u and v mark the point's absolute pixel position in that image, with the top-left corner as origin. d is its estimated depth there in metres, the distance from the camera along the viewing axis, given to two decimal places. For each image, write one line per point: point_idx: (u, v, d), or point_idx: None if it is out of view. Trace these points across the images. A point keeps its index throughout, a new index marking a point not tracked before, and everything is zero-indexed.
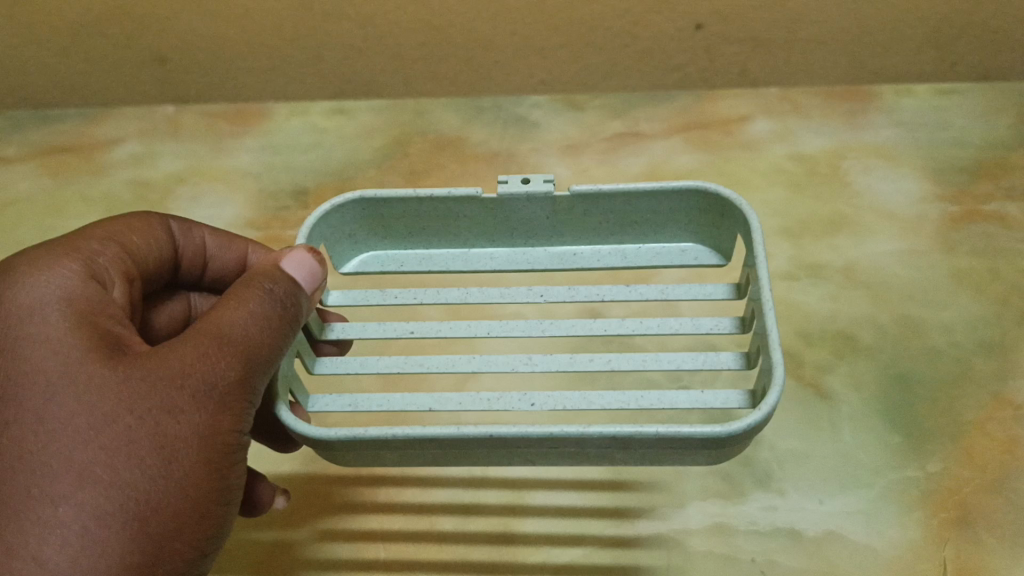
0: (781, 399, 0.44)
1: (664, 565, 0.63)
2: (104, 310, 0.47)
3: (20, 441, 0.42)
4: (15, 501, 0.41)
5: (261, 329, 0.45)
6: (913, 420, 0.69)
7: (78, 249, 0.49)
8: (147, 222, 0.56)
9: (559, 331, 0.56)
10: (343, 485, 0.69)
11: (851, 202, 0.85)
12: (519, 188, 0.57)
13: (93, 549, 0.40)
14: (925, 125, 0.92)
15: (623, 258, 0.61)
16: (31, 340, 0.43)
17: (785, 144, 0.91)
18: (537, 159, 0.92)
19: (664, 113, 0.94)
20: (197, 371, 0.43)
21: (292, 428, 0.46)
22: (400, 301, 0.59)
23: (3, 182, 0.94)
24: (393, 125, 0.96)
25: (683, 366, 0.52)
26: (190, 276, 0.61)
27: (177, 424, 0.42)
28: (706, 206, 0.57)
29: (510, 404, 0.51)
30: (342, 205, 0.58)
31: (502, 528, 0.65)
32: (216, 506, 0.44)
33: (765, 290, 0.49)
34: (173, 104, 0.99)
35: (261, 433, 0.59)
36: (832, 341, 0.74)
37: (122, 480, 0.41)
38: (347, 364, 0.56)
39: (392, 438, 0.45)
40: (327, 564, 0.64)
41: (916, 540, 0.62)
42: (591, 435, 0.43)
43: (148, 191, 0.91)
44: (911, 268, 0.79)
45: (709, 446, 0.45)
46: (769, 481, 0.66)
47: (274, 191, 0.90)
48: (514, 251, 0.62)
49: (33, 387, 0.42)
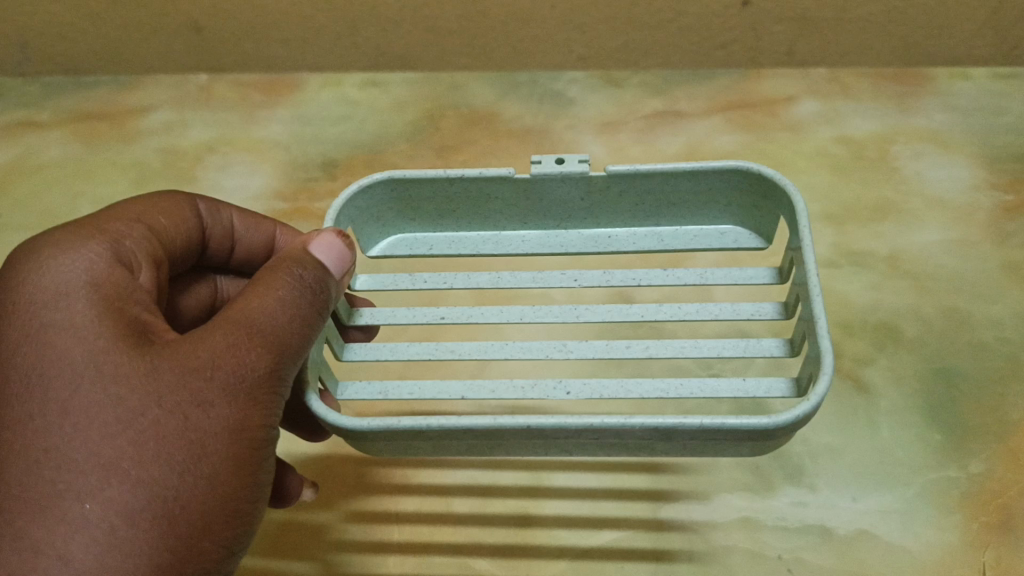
0: (830, 389, 0.42)
1: (688, 557, 0.60)
2: (131, 294, 0.45)
3: (44, 433, 0.40)
4: (39, 496, 0.40)
5: (290, 318, 0.44)
6: (956, 417, 0.66)
7: (104, 231, 0.47)
8: (175, 203, 0.54)
9: (595, 317, 0.54)
10: (359, 464, 0.67)
11: (899, 188, 0.81)
12: (553, 168, 0.55)
13: (121, 548, 0.39)
14: (981, 110, 0.87)
15: (659, 241, 0.58)
16: (56, 327, 0.42)
17: (832, 126, 0.88)
18: (572, 136, 0.89)
19: (706, 92, 0.91)
20: (227, 362, 0.42)
21: (323, 419, 0.45)
22: (429, 285, 0.58)
23: (35, 147, 0.94)
24: (426, 98, 0.94)
25: (724, 352, 0.51)
26: (217, 259, 0.59)
27: (206, 418, 0.41)
28: (749, 186, 0.54)
29: (545, 393, 0.49)
30: (369, 187, 0.56)
31: (521, 513, 0.64)
32: (245, 503, 0.43)
33: (811, 274, 0.46)
34: (206, 73, 0.98)
35: (288, 420, 0.58)
36: (873, 332, 0.71)
37: (150, 476, 0.40)
38: (376, 351, 0.55)
39: (427, 429, 0.44)
40: (341, 546, 0.63)
41: (955, 544, 0.59)
42: (631, 426, 0.42)
43: (177, 159, 0.90)
44: (960, 258, 0.76)
45: (756, 438, 0.43)
46: (801, 476, 0.63)
47: (303, 162, 0.88)
48: (547, 233, 0.60)
49: (58, 377, 0.41)
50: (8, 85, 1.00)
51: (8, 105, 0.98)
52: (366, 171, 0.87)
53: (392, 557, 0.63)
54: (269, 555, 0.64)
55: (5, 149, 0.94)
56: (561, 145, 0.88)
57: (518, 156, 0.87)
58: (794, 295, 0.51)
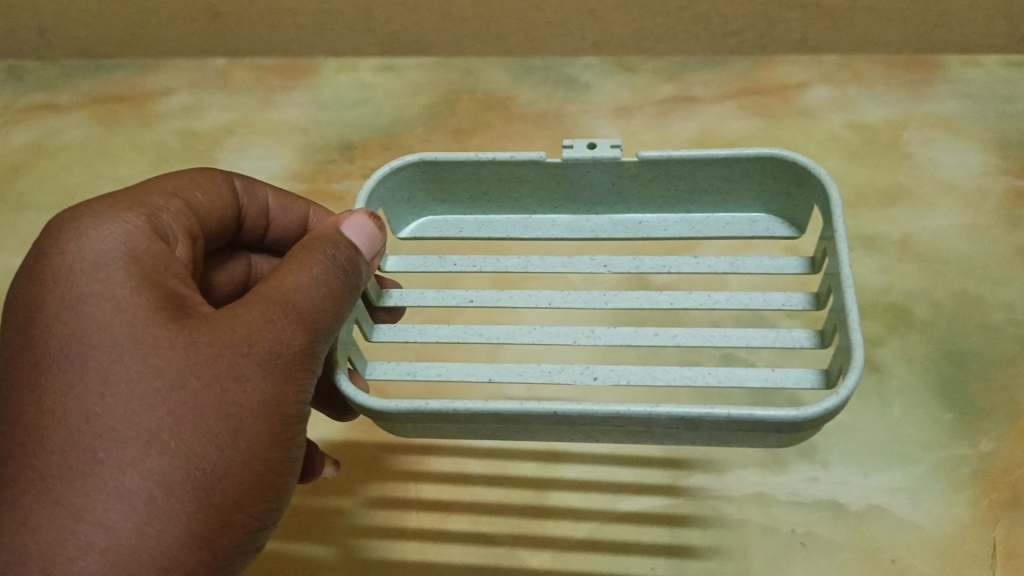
0: (859, 382, 0.43)
1: (702, 531, 0.62)
2: (168, 268, 0.46)
3: (85, 402, 0.41)
4: (80, 463, 0.40)
5: (323, 296, 0.45)
6: (966, 397, 0.66)
7: (141, 205, 0.48)
8: (212, 179, 0.54)
9: (623, 303, 0.55)
10: (379, 440, 0.69)
11: (911, 174, 0.82)
12: (585, 152, 0.55)
13: (160, 516, 0.40)
14: (993, 97, 0.88)
15: (690, 228, 0.59)
16: (96, 298, 0.42)
17: (844, 112, 0.88)
18: (587, 120, 0.90)
19: (719, 78, 0.92)
20: (263, 337, 0.43)
21: (351, 398, 0.46)
22: (458, 268, 0.59)
23: (55, 129, 0.95)
24: (441, 82, 0.95)
25: (752, 342, 0.51)
26: (251, 237, 0.59)
27: (244, 391, 0.42)
28: (782, 174, 0.55)
29: (572, 377, 0.50)
30: (401, 169, 0.56)
31: (540, 484, 0.65)
32: (277, 477, 0.44)
33: (844, 265, 0.47)
34: (224, 57, 0.99)
35: (319, 400, 0.59)
36: (885, 314, 0.72)
37: (189, 448, 0.41)
38: (404, 332, 0.55)
39: (454, 413, 0.44)
40: (364, 531, 0.64)
41: (965, 520, 0.60)
42: (659, 415, 0.42)
43: (196, 141, 0.92)
44: (971, 242, 0.76)
45: (781, 429, 0.43)
46: (813, 453, 0.64)
47: (320, 145, 0.89)
48: (577, 218, 0.60)
49: (98, 347, 0.41)
50: (29, 68, 1.02)
51: (29, 87, 1.00)
52: (383, 154, 0.88)
53: (411, 541, 0.64)
54: (286, 537, 0.65)
55: (26, 130, 0.95)
56: (576, 129, 0.89)
57: (533, 140, 0.88)
58: (826, 286, 0.52)
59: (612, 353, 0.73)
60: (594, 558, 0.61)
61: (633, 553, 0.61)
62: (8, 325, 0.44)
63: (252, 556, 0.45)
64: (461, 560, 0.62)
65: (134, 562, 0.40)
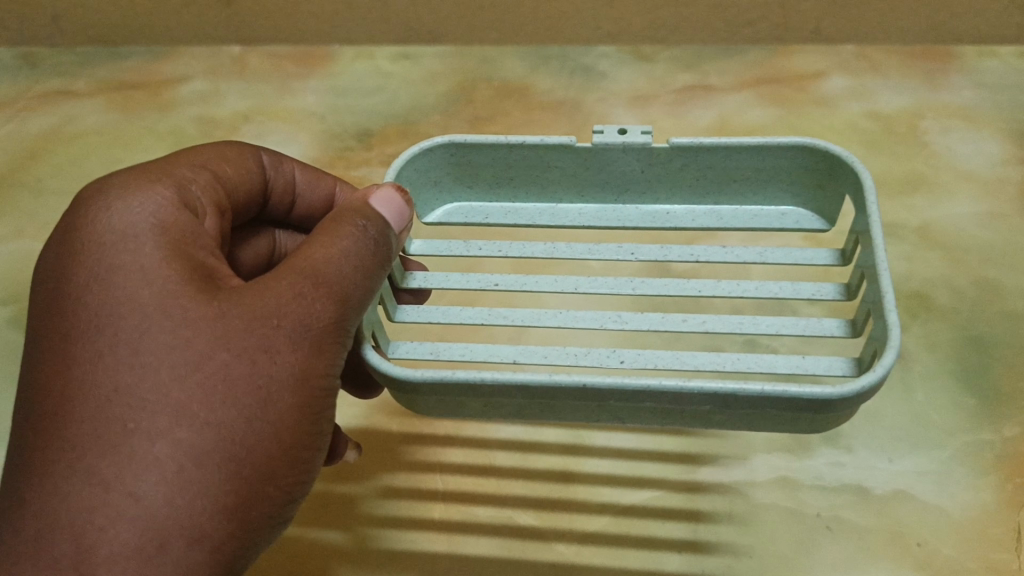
0: (896, 362, 0.42)
1: (728, 515, 0.62)
2: (197, 240, 0.44)
3: (114, 372, 0.40)
4: (109, 433, 0.39)
5: (354, 268, 0.43)
6: (989, 384, 0.67)
7: (170, 176, 0.47)
8: (239, 153, 0.53)
9: (650, 290, 0.53)
10: (404, 426, 0.69)
11: (929, 162, 0.82)
12: (615, 138, 0.55)
13: (189, 488, 0.39)
14: (1009, 86, 0.88)
15: (718, 220, 0.59)
16: (125, 269, 0.41)
17: (861, 101, 0.88)
18: (604, 108, 0.90)
19: (736, 67, 0.92)
20: (294, 310, 0.41)
21: (374, 367, 0.45)
22: (484, 252, 0.57)
23: (72, 116, 0.95)
24: (457, 70, 0.95)
25: (783, 330, 0.50)
26: (277, 212, 0.58)
27: (273, 364, 0.41)
28: (813, 165, 0.55)
29: (598, 360, 0.49)
30: (431, 149, 0.56)
31: (562, 469, 0.65)
32: (306, 450, 0.43)
33: (879, 251, 0.46)
34: (240, 45, 1.00)
35: (345, 377, 0.59)
36: (906, 301, 0.72)
37: (217, 420, 0.40)
38: (429, 313, 0.54)
39: (481, 382, 0.43)
40: (386, 520, 0.64)
41: (990, 503, 0.60)
42: (691, 390, 0.41)
43: (214, 128, 0.91)
44: (991, 230, 0.76)
45: (814, 409, 0.42)
46: (838, 438, 0.65)
47: (339, 132, 0.89)
48: (604, 208, 0.60)
49: (128, 318, 0.40)
50: (46, 57, 1.02)
51: (45, 75, 1.00)
52: (401, 140, 0.88)
53: (434, 531, 0.63)
54: (309, 522, 0.64)
55: (43, 117, 0.95)
56: (593, 116, 0.89)
57: (551, 128, 0.88)
58: (858, 276, 0.51)
59: (634, 339, 0.73)
60: (619, 543, 0.61)
61: (656, 539, 0.61)
62: (37, 295, 0.43)
63: (281, 529, 0.44)
64: (487, 545, 0.62)
65: (164, 533, 0.39)
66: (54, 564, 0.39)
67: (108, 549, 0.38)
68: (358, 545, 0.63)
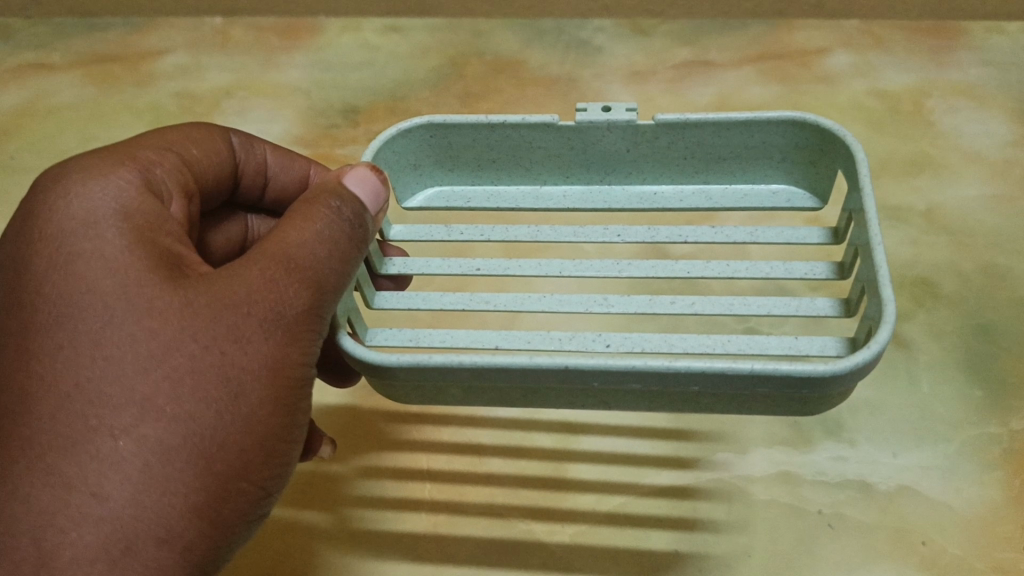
0: (892, 338, 0.39)
1: (729, 517, 0.59)
2: (164, 225, 0.41)
3: (75, 365, 0.37)
4: (70, 431, 0.37)
5: (328, 251, 0.41)
6: (996, 374, 0.64)
7: (133, 158, 0.44)
8: (208, 134, 0.50)
9: (638, 272, 0.51)
10: (389, 417, 0.66)
11: (936, 142, 0.79)
12: (600, 116, 0.53)
13: (156, 486, 0.37)
14: (1017, 64, 0.85)
15: (708, 200, 0.56)
16: (86, 257, 0.39)
17: (865, 78, 0.85)
18: (600, 84, 0.86)
19: (736, 43, 0.89)
20: (265, 297, 0.39)
21: (349, 354, 0.42)
22: (466, 237, 0.54)
23: (46, 89, 0.91)
24: (448, 45, 0.92)
25: (774, 311, 0.48)
26: (249, 196, 0.55)
27: (244, 354, 0.38)
28: (803, 140, 0.52)
29: (584, 345, 0.46)
30: (409, 130, 0.53)
31: (555, 462, 0.63)
32: (282, 444, 0.40)
33: (872, 225, 0.44)
34: (223, 17, 0.96)
35: (322, 365, 0.56)
36: (911, 288, 0.70)
37: (185, 413, 0.37)
38: (408, 298, 0.51)
39: (458, 366, 0.40)
40: (369, 512, 0.61)
41: (997, 500, 0.58)
42: (677, 370, 0.39)
43: (194, 103, 0.88)
44: (999, 214, 0.74)
45: (808, 390, 0.39)
46: (840, 431, 0.63)
47: (323, 107, 0.86)
48: (591, 188, 0.57)
49: (89, 309, 0.38)
50: (20, 28, 0.98)
51: (18, 46, 0.96)
52: (390, 117, 0.84)
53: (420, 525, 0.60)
54: (289, 516, 0.62)
55: (16, 90, 0.92)
56: (589, 93, 0.86)
57: (544, 104, 0.85)
58: (852, 253, 0.48)
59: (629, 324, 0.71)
60: (614, 540, 0.59)
61: (653, 530, 0.59)
62: None
63: (256, 527, 0.42)
64: (476, 542, 0.59)
65: (130, 534, 0.36)
66: (14, 568, 0.36)
67: (71, 553, 0.36)
68: (339, 539, 0.60)
